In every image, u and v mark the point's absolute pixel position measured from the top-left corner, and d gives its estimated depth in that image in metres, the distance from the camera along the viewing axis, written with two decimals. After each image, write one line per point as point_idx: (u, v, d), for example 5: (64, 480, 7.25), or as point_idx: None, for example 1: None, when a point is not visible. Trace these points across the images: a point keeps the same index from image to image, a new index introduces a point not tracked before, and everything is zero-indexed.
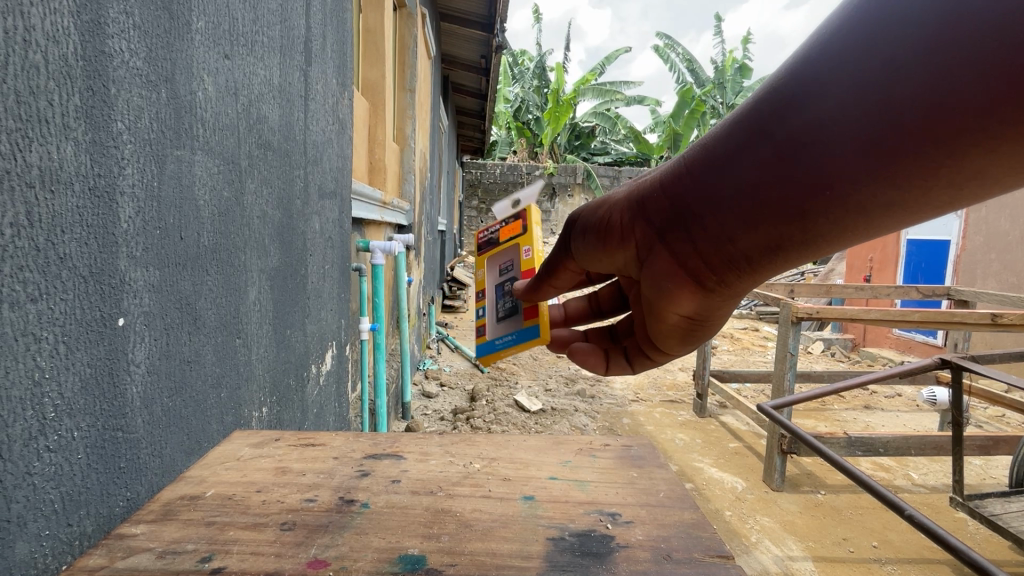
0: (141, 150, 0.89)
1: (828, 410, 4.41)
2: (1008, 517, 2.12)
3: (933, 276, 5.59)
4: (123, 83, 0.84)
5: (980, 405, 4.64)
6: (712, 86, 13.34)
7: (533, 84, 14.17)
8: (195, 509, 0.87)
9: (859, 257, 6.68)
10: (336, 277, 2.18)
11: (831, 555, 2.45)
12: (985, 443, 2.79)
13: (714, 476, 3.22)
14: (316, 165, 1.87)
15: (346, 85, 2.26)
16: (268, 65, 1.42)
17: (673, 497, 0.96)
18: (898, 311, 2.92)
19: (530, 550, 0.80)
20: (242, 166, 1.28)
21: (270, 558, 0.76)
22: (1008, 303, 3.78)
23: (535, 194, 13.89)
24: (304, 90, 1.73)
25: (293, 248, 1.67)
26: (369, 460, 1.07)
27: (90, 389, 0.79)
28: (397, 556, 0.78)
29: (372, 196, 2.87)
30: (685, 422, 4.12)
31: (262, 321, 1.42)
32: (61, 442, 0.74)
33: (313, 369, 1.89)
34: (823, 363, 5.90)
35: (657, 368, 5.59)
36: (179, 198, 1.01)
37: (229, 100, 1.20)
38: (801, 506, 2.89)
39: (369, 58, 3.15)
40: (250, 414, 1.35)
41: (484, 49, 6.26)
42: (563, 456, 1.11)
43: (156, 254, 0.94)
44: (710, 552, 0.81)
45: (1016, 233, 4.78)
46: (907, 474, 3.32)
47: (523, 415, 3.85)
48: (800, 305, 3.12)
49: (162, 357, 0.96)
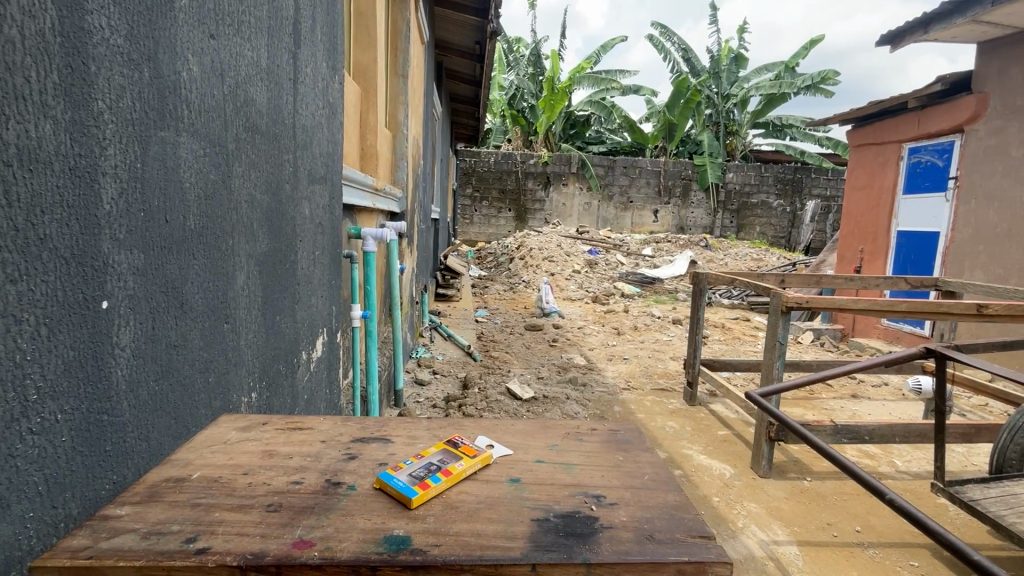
0: (123, 130, 0.87)
1: (817, 399, 4.46)
2: (986, 502, 2.15)
3: (922, 268, 5.64)
4: (103, 61, 0.82)
5: (965, 395, 4.71)
6: (707, 75, 13.26)
7: (529, 71, 13.99)
8: (181, 491, 0.88)
9: (851, 248, 6.73)
10: (326, 264, 2.16)
11: (816, 539, 2.50)
12: (968, 431, 2.84)
13: (703, 463, 3.26)
14: (306, 149, 1.85)
15: (336, 69, 2.22)
16: (254, 46, 1.39)
17: (657, 480, 0.98)
18: (886, 301, 2.93)
19: (515, 531, 0.81)
20: (229, 150, 1.26)
21: (255, 539, 0.77)
22: (995, 294, 3.82)
23: (529, 183, 13.83)
24: (293, 73, 1.70)
25: (283, 234, 1.65)
26: (357, 443, 1.08)
27: (74, 371, 0.78)
28: (382, 537, 0.79)
29: (363, 182, 2.84)
30: (674, 411, 4.15)
31: (250, 306, 1.41)
32: (44, 424, 0.74)
33: (303, 355, 1.88)
34: (813, 352, 5.96)
35: (649, 357, 5.61)
36: (164, 180, 0.99)
37: (215, 81, 1.18)
38: (787, 492, 2.93)
39: (360, 43, 3.10)
40: (239, 399, 1.35)
41: (478, 34, 6.16)
42: (550, 440, 1.12)
43: (141, 236, 0.93)
44: (692, 532, 0.83)
45: (1004, 225, 4.78)
46: (891, 461, 3.38)
47: (515, 403, 3.87)
48: (790, 294, 3.13)
49: (148, 340, 0.96)
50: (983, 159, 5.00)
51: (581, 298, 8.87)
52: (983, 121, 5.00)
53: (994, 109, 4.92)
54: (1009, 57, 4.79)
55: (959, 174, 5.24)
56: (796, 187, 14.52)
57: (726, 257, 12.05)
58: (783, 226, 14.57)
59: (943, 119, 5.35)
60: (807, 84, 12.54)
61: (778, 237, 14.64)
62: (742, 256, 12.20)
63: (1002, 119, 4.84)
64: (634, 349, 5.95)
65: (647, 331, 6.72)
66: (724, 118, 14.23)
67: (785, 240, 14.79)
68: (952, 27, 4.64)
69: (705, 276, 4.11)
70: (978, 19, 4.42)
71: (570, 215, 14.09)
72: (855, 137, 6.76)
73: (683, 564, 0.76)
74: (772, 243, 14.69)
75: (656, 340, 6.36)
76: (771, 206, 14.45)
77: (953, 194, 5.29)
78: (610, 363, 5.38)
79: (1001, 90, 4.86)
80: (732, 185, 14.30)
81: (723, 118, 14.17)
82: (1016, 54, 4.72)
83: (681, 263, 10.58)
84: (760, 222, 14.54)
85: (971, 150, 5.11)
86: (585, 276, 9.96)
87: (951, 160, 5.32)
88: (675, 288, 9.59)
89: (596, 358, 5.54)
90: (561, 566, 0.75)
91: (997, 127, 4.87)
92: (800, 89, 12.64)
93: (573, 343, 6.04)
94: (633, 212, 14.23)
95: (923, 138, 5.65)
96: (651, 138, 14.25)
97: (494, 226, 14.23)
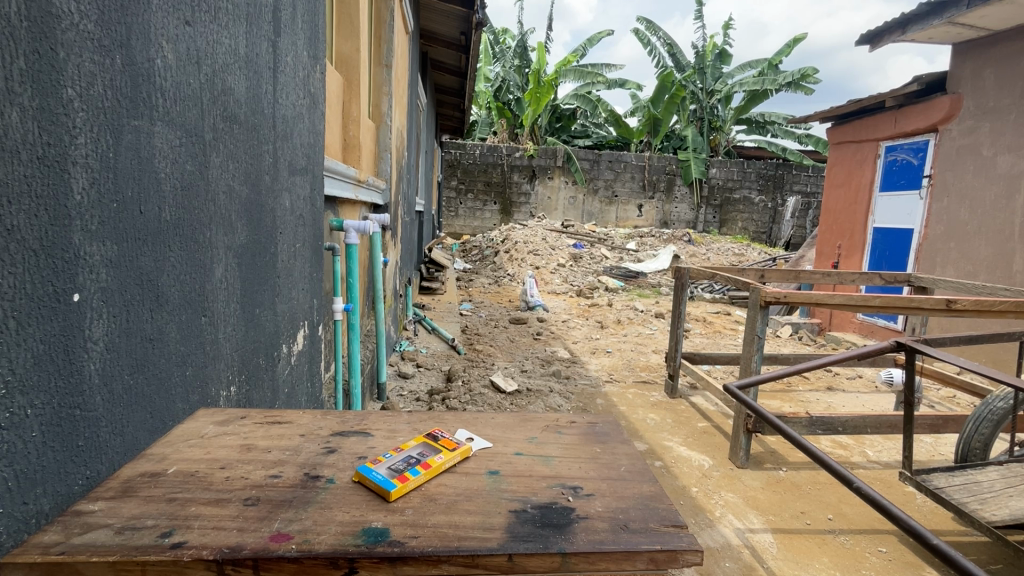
0: (94, 120, 0.85)
1: (793, 391, 4.57)
2: (950, 490, 2.22)
3: (896, 264, 5.79)
4: (73, 47, 0.80)
5: (934, 387, 4.87)
6: (692, 70, 13.32)
7: (515, 63, 13.90)
8: (156, 485, 0.87)
9: (829, 244, 6.87)
10: (307, 256, 2.14)
11: (790, 528, 2.57)
12: (935, 422, 2.94)
13: (683, 454, 3.32)
14: (286, 140, 1.82)
15: (317, 58, 2.19)
16: (232, 34, 1.36)
17: (634, 471, 1.00)
18: (860, 296, 3.00)
19: (492, 522, 0.82)
20: (206, 139, 1.24)
21: (232, 532, 0.77)
22: (965, 290, 3.93)
23: (515, 176, 13.80)
24: (273, 62, 1.67)
25: (262, 225, 1.63)
26: (336, 437, 1.08)
27: (44, 365, 0.77)
28: (361, 529, 0.80)
29: (345, 173, 2.81)
30: (656, 403, 4.21)
31: (229, 299, 1.39)
32: (14, 419, 0.73)
33: (284, 349, 1.87)
34: (791, 345, 6.09)
35: (632, 351, 5.67)
36: (138, 170, 0.97)
37: (192, 69, 1.15)
38: (763, 482, 3.01)
39: (343, 32, 3.06)
40: (217, 393, 1.33)
41: (463, 25, 6.10)
42: (529, 433, 1.14)
43: (113, 228, 0.91)
44: (666, 522, 0.85)
45: (974, 222, 4.92)
46: (863, 451, 3.49)
47: (498, 396, 3.89)
48: (769, 289, 3.19)
49: (123, 334, 0.94)
50: (956, 159, 5.14)
51: (565, 291, 8.90)
52: (957, 121, 5.14)
53: (967, 109, 5.05)
54: (982, 59, 4.91)
55: (933, 172, 5.37)
56: (777, 183, 14.75)
57: (708, 252, 12.20)
58: (764, 221, 14.80)
59: (919, 118, 5.47)
60: (789, 82, 12.69)
61: (759, 232, 14.87)
62: (725, 251, 12.37)
63: (974, 119, 4.98)
64: (617, 342, 6.00)
65: (630, 325, 6.78)
66: (708, 114, 14.34)
67: (765, 235, 15.04)
68: (929, 28, 4.73)
69: (687, 270, 4.16)
70: (955, 20, 4.52)
71: (555, 209, 14.11)
72: (835, 135, 6.87)
73: (656, 553, 0.78)
74: (753, 239, 14.92)
75: (638, 333, 6.42)
76: (753, 202, 14.66)
77: (926, 192, 5.43)
78: (593, 356, 5.43)
79: (974, 90, 4.99)
80: (715, 180, 14.45)
81: (707, 114, 14.28)
82: (989, 56, 4.85)
83: (665, 257, 10.67)
84: (742, 218, 14.75)
85: (944, 149, 5.25)
86: (569, 269, 9.99)
87: (926, 159, 5.46)
88: (658, 282, 9.68)
89: (579, 351, 5.58)
90: (538, 556, 0.76)
91: (970, 127, 5.01)
92: (782, 87, 12.79)
93: (556, 336, 6.07)
94: (618, 206, 14.31)
95: (899, 136, 5.78)
96: (636, 133, 14.31)
97: (479, 219, 14.15)
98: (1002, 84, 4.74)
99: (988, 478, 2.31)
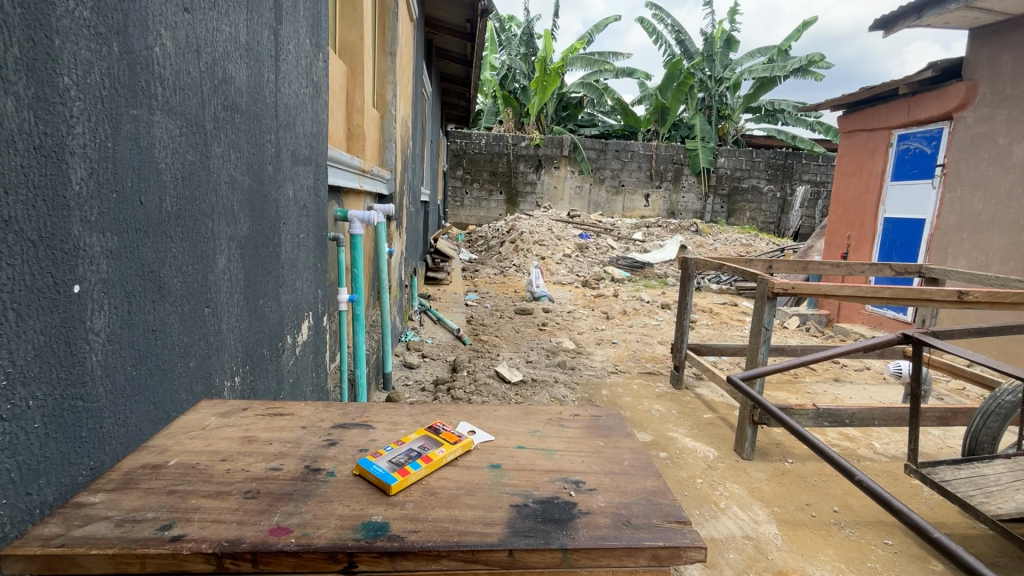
0: (91, 108, 0.84)
1: (801, 383, 4.55)
2: (957, 483, 2.20)
3: (907, 254, 5.71)
4: (69, 35, 0.79)
5: (943, 379, 4.85)
6: (700, 58, 13.15)
7: (520, 51, 13.69)
8: (157, 477, 0.87)
9: (839, 234, 6.79)
10: (311, 246, 2.13)
11: (795, 519, 2.56)
12: (945, 415, 2.90)
13: (688, 445, 3.31)
14: (289, 129, 1.81)
15: (319, 44, 2.15)
16: (232, 21, 1.34)
17: (637, 466, 0.99)
18: (872, 288, 2.93)
19: (493, 517, 0.82)
20: (207, 129, 1.22)
21: (232, 526, 0.77)
22: (977, 282, 3.86)
23: (521, 166, 13.69)
24: (274, 49, 1.65)
25: (265, 215, 1.62)
26: (337, 429, 1.08)
27: (45, 357, 0.77)
28: (361, 523, 0.79)
29: (349, 163, 2.77)
30: (661, 394, 4.20)
31: (232, 290, 1.39)
32: (14, 411, 0.72)
33: (288, 339, 1.87)
34: (799, 337, 6.06)
35: (637, 342, 5.64)
36: (138, 161, 0.96)
37: (191, 57, 1.14)
38: (768, 474, 2.99)
39: (346, 18, 3.00)
40: (222, 383, 1.34)
41: (468, 12, 5.99)
42: (533, 426, 1.13)
43: (113, 219, 0.90)
44: (668, 517, 0.85)
45: (989, 212, 4.83)
46: (870, 443, 3.47)
47: (504, 386, 3.90)
48: (776, 280, 3.11)
49: (124, 325, 0.93)
50: (970, 147, 5.04)
51: (571, 282, 8.86)
52: (972, 109, 5.02)
53: (982, 96, 4.94)
54: (999, 45, 4.77)
55: (946, 161, 5.27)
56: (787, 172, 14.53)
57: (716, 243, 12.09)
58: (772, 211, 14.66)
59: (933, 105, 5.35)
60: (797, 68, 12.50)
61: (767, 222, 14.73)
62: (732, 241, 12.29)
63: (990, 107, 4.87)
64: (622, 333, 5.97)
65: (635, 316, 6.74)
66: (716, 102, 14.16)
67: (774, 225, 14.82)
68: (946, 13, 4.61)
69: (694, 260, 4.08)
70: (971, 5, 4.40)
71: (560, 199, 14.04)
72: (847, 122, 6.74)
73: (659, 549, 0.78)
74: (762, 228, 14.76)
75: (644, 324, 6.37)
76: (762, 191, 14.51)
77: (940, 181, 5.33)
78: (599, 347, 5.42)
79: (991, 77, 4.86)
80: (723, 170, 14.29)
81: (715, 102, 14.09)
82: (1007, 41, 4.70)
83: (672, 247, 10.61)
84: (750, 208, 14.61)
85: (959, 137, 5.15)
86: (575, 260, 9.94)
87: (939, 147, 5.36)
88: (665, 273, 9.62)
89: (585, 342, 5.57)
90: (538, 552, 0.76)
91: (985, 115, 4.90)
92: (790, 73, 12.63)
93: (562, 326, 6.07)
94: (625, 196, 14.20)
95: (912, 125, 5.68)
96: (642, 122, 14.18)
97: (485, 210, 14.01)
98: (1018, 71, 4.62)
99: (995, 471, 2.27)
